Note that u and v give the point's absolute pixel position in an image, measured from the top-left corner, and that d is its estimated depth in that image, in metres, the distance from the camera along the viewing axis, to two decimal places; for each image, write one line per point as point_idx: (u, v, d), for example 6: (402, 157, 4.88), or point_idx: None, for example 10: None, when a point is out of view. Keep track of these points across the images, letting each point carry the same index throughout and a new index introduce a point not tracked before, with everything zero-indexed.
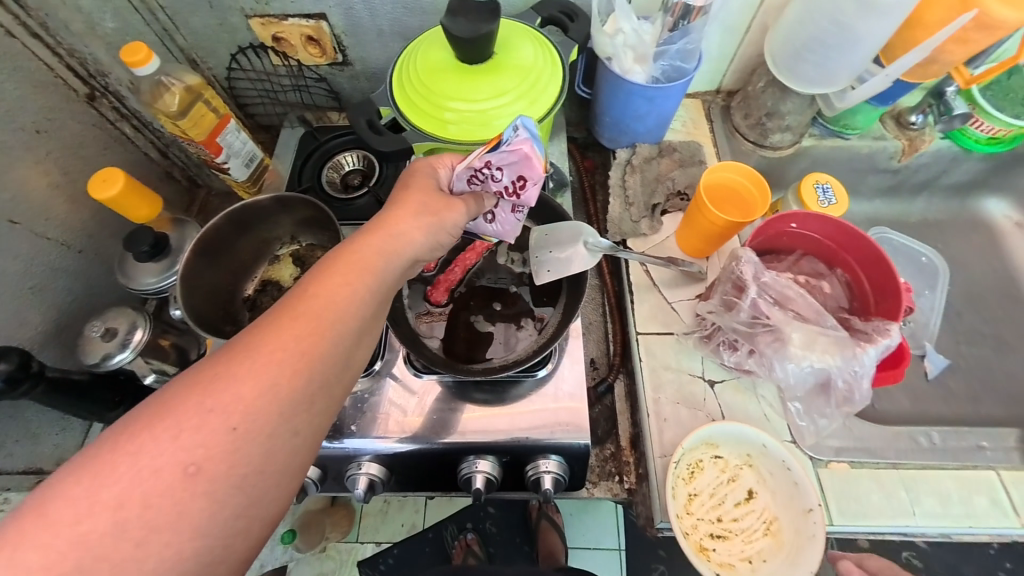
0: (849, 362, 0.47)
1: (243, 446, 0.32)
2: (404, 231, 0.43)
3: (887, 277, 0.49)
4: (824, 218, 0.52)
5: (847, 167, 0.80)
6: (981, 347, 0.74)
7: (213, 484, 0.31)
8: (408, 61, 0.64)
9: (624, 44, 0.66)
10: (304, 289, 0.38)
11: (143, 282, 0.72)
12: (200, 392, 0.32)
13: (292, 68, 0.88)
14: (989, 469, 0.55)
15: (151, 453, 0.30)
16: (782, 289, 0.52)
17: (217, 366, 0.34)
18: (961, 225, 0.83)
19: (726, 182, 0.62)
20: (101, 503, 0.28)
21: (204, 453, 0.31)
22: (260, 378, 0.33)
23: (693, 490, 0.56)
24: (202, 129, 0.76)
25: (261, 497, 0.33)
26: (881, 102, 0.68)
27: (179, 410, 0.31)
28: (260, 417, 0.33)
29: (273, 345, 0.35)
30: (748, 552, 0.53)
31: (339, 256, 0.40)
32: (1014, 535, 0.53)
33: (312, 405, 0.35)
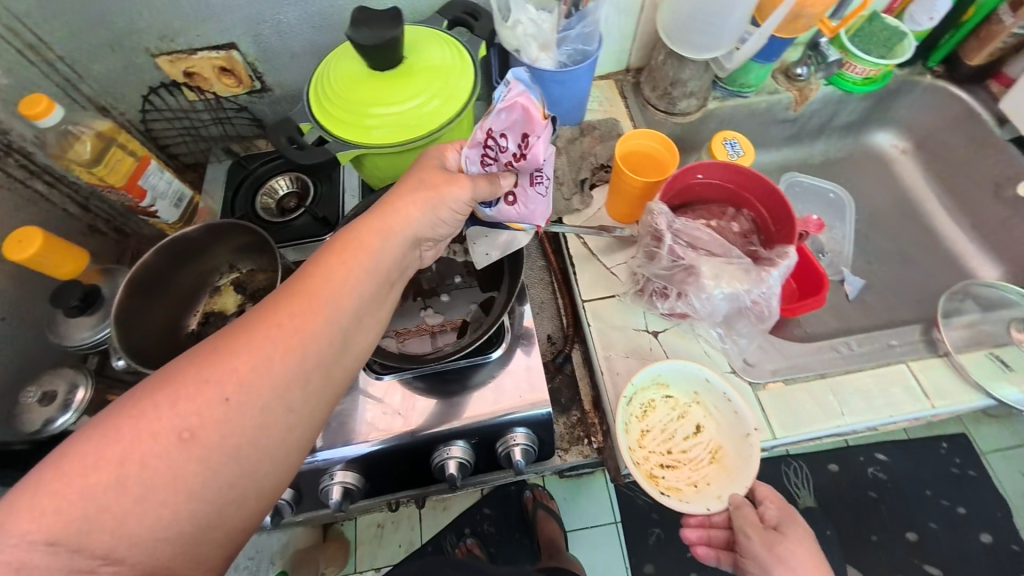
0: (758, 285, 0.54)
1: (239, 419, 0.34)
2: (415, 209, 0.45)
3: (782, 207, 0.55)
4: (723, 165, 0.57)
5: (752, 123, 0.87)
6: (889, 264, 0.83)
7: (208, 452, 0.33)
8: (322, 77, 0.66)
9: (528, 35, 0.69)
10: (307, 268, 0.40)
11: (77, 337, 0.69)
12: (205, 365, 0.34)
13: (209, 101, 0.87)
14: (901, 363, 0.62)
15: (155, 418, 0.32)
16: (692, 231, 0.56)
17: (219, 340, 0.36)
18: (857, 158, 0.93)
19: (640, 148, 0.67)
20: (108, 463, 0.31)
21: (202, 422, 0.33)
22: (258, 354, 0.36)
23: (646, 426, 0.60)
24: (121, 174, 0.74)
25: (254, 468, 0.35)
26: (766, 59, 0.75)
27: (186, 380, 0.34)
28: (257, 393, 0.35)
29: (275, 324, 0.37)
30: (695, 478, 0.57)
31: (346, 236, 0.42)
32: (927, 415, 0.59)
33: (308, 386, 0.38)
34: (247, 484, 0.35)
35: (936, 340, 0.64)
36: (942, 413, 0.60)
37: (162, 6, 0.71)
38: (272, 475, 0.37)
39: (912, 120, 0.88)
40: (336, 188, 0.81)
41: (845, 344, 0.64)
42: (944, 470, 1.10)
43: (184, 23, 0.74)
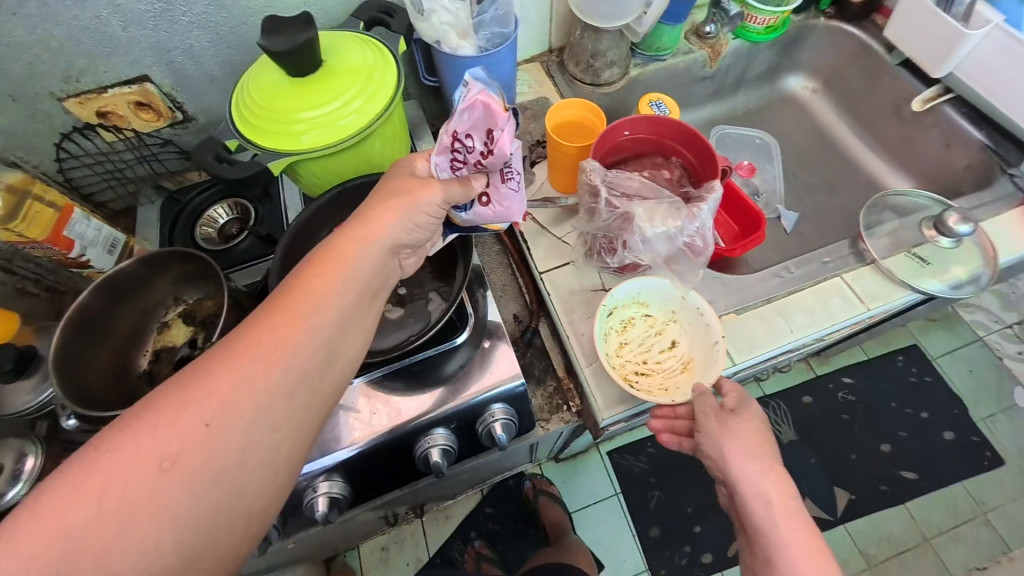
0: (690, 221, 0.59)
1: (221, 440, 0.36)
2: (379, 219, 0.46)
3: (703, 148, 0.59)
4: (646, 119, 0.61)
5: (674, 84, 0.91)
6: (816, 194, 0.91)
7: (190, 475, 0.35)
8: (242, 92, 0.64)
9: (445, 24, 0.70)
10: (284, 288, 0.42)
11: (15, 404, 0.65)
12: (186, 390, 0.36)
13: (130, 140, 0.83)
14: (835, 277, 0.67)
15: (140, 444, 0.34)
16: (625, 182, 0.61)
17: (198, 366, 0.38)
18: (776, 105, 0.99)
19: (568, 118, 0.70)
20: (93, 490, 0.33)
21: (183, 446, 0.35)
22: (236, 377, 0.37)
23: (625, 340, 0.65)
24: (43, 226, 0.71)
25: (240, 491, 0.36)
26: (674, 20, 0.80)
27: (171, 405, 0.36)
28: (239, 412, 0.37)
29: (253, 343, 0.39)
30: (666, 383, 0.61)
31: (320, 254, 0.44)
32: (866, 318, 0.66)
33: (289, 402, 0.39)
34: (231, 507, 0.36)
35: (863, 250, 0.69)
36: (878, 313, 0.66)
37: (61, 45, 0.68)
38: (250, 498, 0.37)
39: (816, 61, 0.95)
40: (278, 207, 0.80)
41: (786, 269, 0.68)
42: (903, 381, 1.18)
43: (88, 61, 0.71)
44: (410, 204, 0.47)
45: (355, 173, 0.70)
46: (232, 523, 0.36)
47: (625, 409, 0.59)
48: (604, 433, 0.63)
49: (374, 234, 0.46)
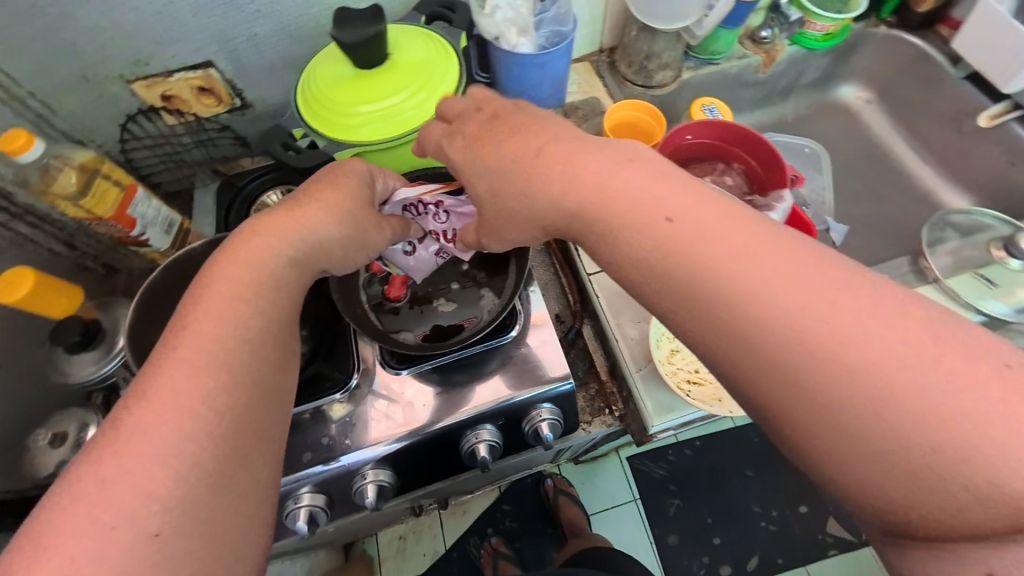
0: None
1: (189, 487, 0.34)
2: (230, 262, 0.43)
3: (771, 154, 0.57)
4: (710, 123, 0.59)
5: (726, 88, 0.90)
6: (865, 206, 0.91)
7: (171, 535, 0.32)
8: (307, 81, 0.66)
9: (506, 20, 0.71)
10: (198, 321, 0.39)
11: (82, 374, 0.67)
12: (123, 457, 0.33)
13: (190, 124, 0.85)
14: None
15: (88, 531, 0.30)
16: None
17: (124, 432, 0.34)
18: (826, 113, 0.98)
19: (623, 119, 0.70)
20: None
21: (150, 514, 0.32)
22: (183, 421, 0.35)
23: (678, 346, 0.63)
24: (109, 204, 0.73)
25: (237, 521, 0.35)
26: (732, 25, 0.78)
27: (102, 479, 0.32)
28: (195, 452, 0.35)
29: (182, 383, 0.36)
30: (719, 394, 0.61)
31: (224, 282, 0.41)
32: None
33: (250, 421, 0.38)
34: (225, 548, 0.34)
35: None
36: None
37: (134, 29, 0.70)
38: (238, 533, 0.35)
39: (871, 70, 0.93)
40: None
41: None
42: None
43: (157, 46, 0.73)
44: (357, 223, 0.48)
45: (411, 167, 0.71)
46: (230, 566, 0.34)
47: (674, 416, 0.59)
48: (652, 438, 0.61)
49: (300, 244, 0.45)
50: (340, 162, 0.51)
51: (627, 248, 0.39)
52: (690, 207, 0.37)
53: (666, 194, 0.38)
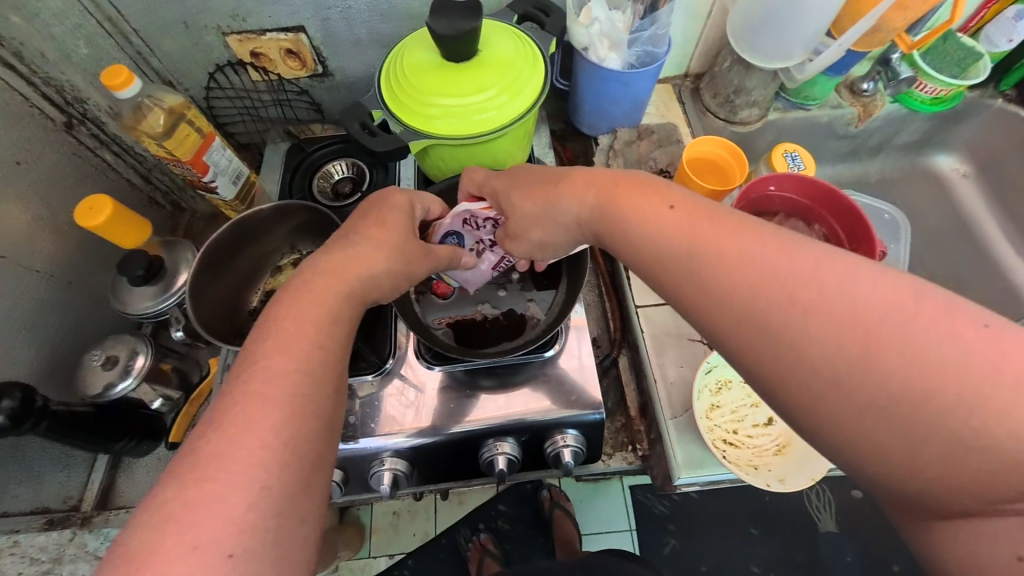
0: None
1: (262, 511, 0.35)
2: (295, 298, 0.46)
3: (859, 222, 0.54)
4: (798, 178, 0.57)
5: (812, 136, 0.86)
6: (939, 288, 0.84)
7: (246, 559, 0.34)
8: (394, 64, 0.66)
9: (600, 33, 0.69)
10: (268, 350, 0.42)
11: (139, 306, 0.72)
12: (203, 484, 0.35)
13: (272, 83, 0.87)
14: None
15: (173, 554, 0.32)
16: None
17: (203, 451, 0.37)
18: (912, 179, 0.92)
19: (704, 154, 0.67)
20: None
21: (228, 538, 0.34)
22: (254, 442, 0.37)
23: (718, 403, 0.63)
24: (188, 147, 0.75)
25: (297, 538, 0.37)
26: (835, 72, 0.75)
27: (184, 505, 0.34)
28: (265, 478, 0.36)
29: (255, 413, 0.38)
30: (756, 460, 0.58)
31: (291, 317, 0.44)
32: None
33: (312, 448, 0.40)
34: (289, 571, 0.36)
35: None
36: None
37: None
38: (299, 556, 0.37)
39: (976, 143, 0.87)
40: (391, 178, 0.82)
41: None
42: None
43: (255, 4, 0.73)
44: (405, 266, 0.53)
45: (477, 165, 0.71)
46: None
47: (705, 473, 0.57)
48: (674, 490, 0.59)
49: (356, 284, 0.49)
50: (392, 202, 0.56)
51: (684, 271, 0.37)
52: (758, 235, 0.35)
53: (736, 229, 0.36)
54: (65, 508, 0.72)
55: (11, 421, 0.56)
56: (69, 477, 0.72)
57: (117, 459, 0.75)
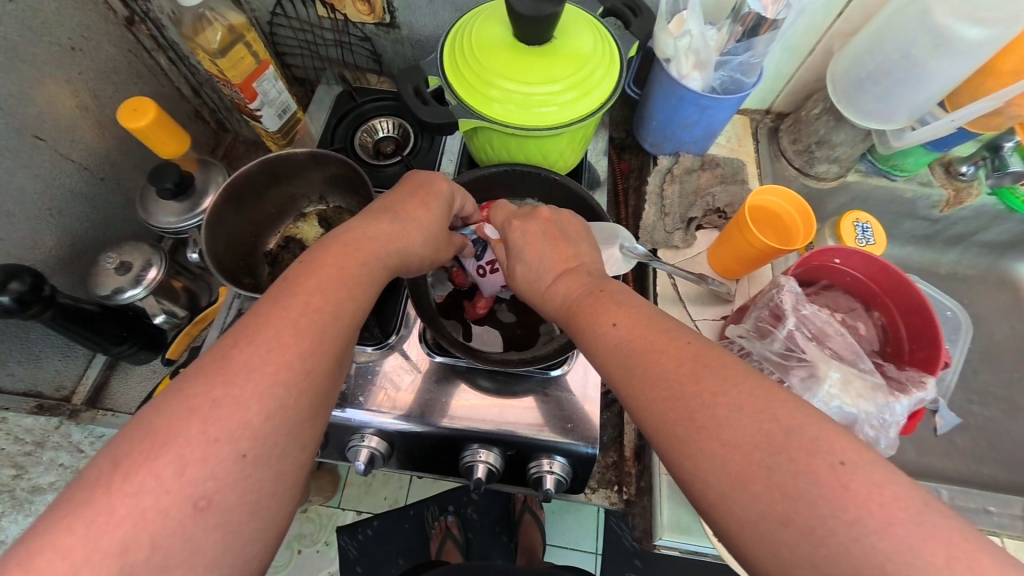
0: (881, 410, 0.43)
1: (276, 425, 0.36)
2: (341, 243, 0.46)
3: (927, 324, 0.48)
4: (869, 257, 0.51)
5: (887, 209, 0.80)
6: (992, 408, 0.77)
7: (255, 463, 0.34)
8: (463, 32, 0.62)
9: (688, 48, 0.63)
10: (307, 279, 0.42)
11: (162, 220, 0.71)
12: (229, 387, 0.35)
13: (337, 22, 0.83)
14: (995, 534, 0.61)
15: (194, 440, 0.33)
16: (821, 324, 0.48)
17: (229, 359, 0.37)
18: (987, 283, 0.85)
19: (768, 205, 0.62)
20: (160, 493, 0.31)
21: (243, 438, 0.34)
22: (278, 364, 0.37)
23: None
24: (240, 71, 0.72)
25: (298, 462, 0.37)
26: (936, 147, 0.68)
27: (210, 400, 0.35)
28: (285, 398, 0.36)
29: (287, 337, 0.38)
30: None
31: (333, 261, 0.44)
32: None
33: (327, 385, 0.40)
34: (282, 498, 0.36)
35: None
36: None
37: None
38: (296, 481, 0.37)
39: None
40: (436, 148, 0.79)
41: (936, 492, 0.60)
42: None
43: None
44: (436, 251, 0.52)
45: (526, 159, 0.67)
46: (280, 510, 0.36)
47: (689, 542, 0.54)
48: (650, 547, 0.56)
49: (394, 254, 0.48)
50: (434, 185, 0.53)
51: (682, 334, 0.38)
52: (697, 352, 0.36)
53: (687, 346, 0.37)
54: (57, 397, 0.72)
55: (17, 304, 0.55)
56: (66, 365, 0.73)
57: (115, 361, 0.76)
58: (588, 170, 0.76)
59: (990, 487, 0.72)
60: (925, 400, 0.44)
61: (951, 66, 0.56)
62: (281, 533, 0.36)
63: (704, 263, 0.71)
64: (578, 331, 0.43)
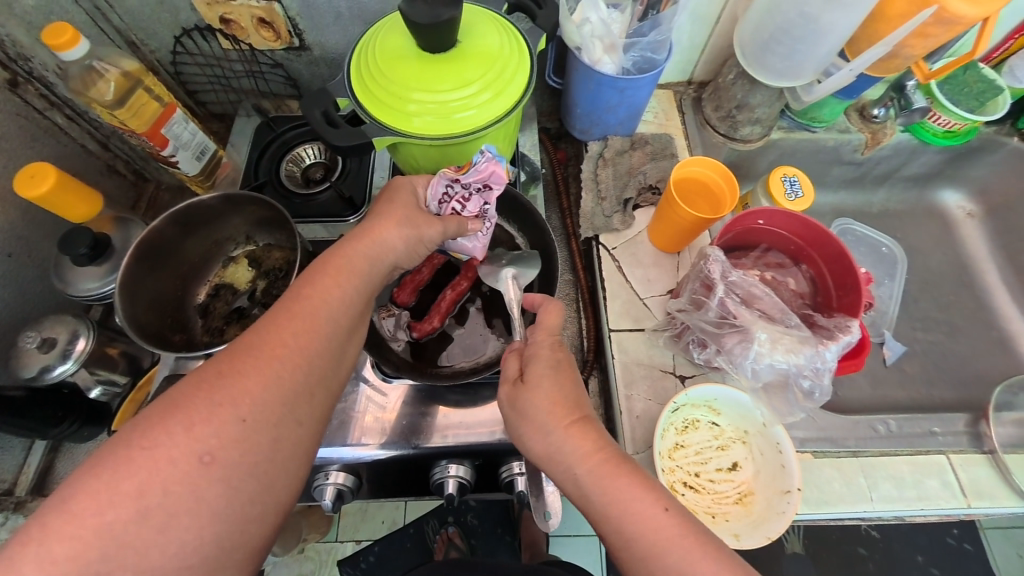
0: (812, 359, 0.51)
1: (273, 393, 0.37)
2: (337, 250, 0.46)
3: (848, 272, 0.54)
4: (788, 215, 0.57)
5: (815, 159, 0.83)
6: (935, 332, 0.82)
7: (255, 427, 0.36)
8: (366, 48, 0.60)
9: (593, 35, 0.63)
10: (299, 290, 0.42)
11: (83, 287, 0.67)
12: (234, 360, 0.38)
13: (244, 53, 0.80)
14: (941, 453, 0.63)
15: (200, 403, 0.35)
16: (748, 287, 0.55)
17: (224, 364, 0.37)
18: (918, 214, 0.91)
19: (695, 176, 0.64)
20: (169, 446, 0.33)
21: (243, 404, 0.36)
22: (276, 357, 0.38)
23: (682, 442, 0.59)
24: (144, 119, 0.68)
25: (273, 485, 0.37)
26: (846, 95, 0.70)
27: (217, 371, 0.37)
28: (282, 371, 0.38)
29: (286, 318, 0.40)
30: (714, 508, 0.55)
31: (331, 275, 0.44)
32: (960, 512, 0.60)
33: (323, 364, 0.41)
34: (246, 542, 0.35)
35: (982, 434, 0.65)
36: (976, 513, 0.60)
37: None
38: (289, 456, 0.38)
39: (984, 182, 0.85)
40: (366, 166, 0.77)
41: (884, 422, 0.65)
42: (942, 541, 1.08)
43: None
44: (416, 228, 0.48)
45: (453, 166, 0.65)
46: (277, 481, 0.37)
47: None
48: None
49: (379, 267, 0.47)
50: (392, 185, 0.51)
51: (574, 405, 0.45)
52: (583, 430, 0.43)
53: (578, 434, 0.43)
54: None
55: None
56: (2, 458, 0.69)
57: (57, 443, 0.72)
58: (524, 164, 0.74)
59: (940, 407, 0.76)
60: (851, 342, 0.51)
61: (843, 18, 0.58)
62: (261, 537, 0.36)
63: (645, 241, 0.71)
64: (531, 437, 0.44)
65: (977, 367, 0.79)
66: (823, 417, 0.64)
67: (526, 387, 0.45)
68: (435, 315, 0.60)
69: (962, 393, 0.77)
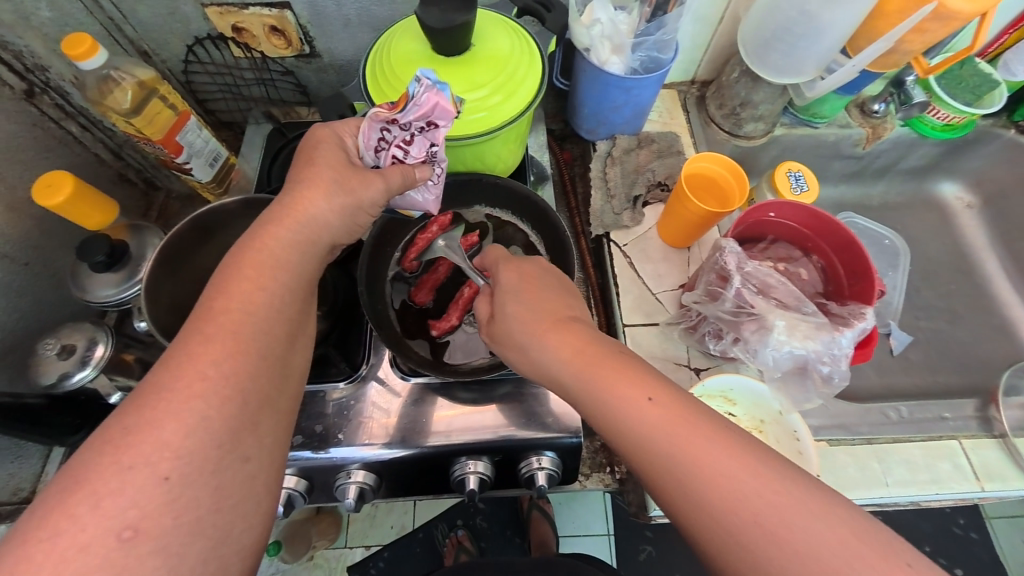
0: (828, 346, 0.52)
1: (201, 438, 0.34)
2: (243, 258, 0.43)
3: (860, 261, 0.56)
4: (796, 206, 0.58)
5: (816, 154, 0.85)
6: (938, 321, 0.83)
7: (184, 482, 0.33)
8: (380, 53, 0.61)
9: (601, 35, 0.65)
10: (209, 310, 0.39)
11: (100, 294, 0.68)
12: (143, 410, 0.34)
13: (255, 61, 0.81)
14: (953, 438, 0.64)
15: (106, 472, 0.31)
16: (763, 277, 0.56)
17: (129, 419, 0.34)
18: (917, 205, 0.93)
19: (703, 172, 0.65)
20: (79, 529, 0.30)
21: (162, 459, 0.33)
22: (193, 395, 0.35)
23: None
24: (159, 126, 0.69)
25: (229, 533, 0.34)
26: (847, 91, 0.72)
27: (123, 429, 0.33)
28: (205, 409, 0.35)
29: (199, 345, 0.37)
30: None
31: (242, 288, 0.41)
32: (974, 496, 0.61)
33: (261, 386, 0.38)
34: None
35: (991, 418, 0.66)
36: (989, 496, 0.61)
37: None
38: None
39: (982, 174, 0.87)
40: None
41: (895, 409, 0.66)
42: (949, 530, 1.09)
43: None
44: (351, 194, 0.48)
45: (465, 168, 0.66)
46: (236, 524, 0.35)
47: None
48: (648, 519, 0.62)
49: (308, 262, 0.46)
50: (314, 136, 0.50)
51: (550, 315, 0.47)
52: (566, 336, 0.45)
53: (555, 335, 0.45)
54: (15, 501, 0.70)
55: None
56: (21, 466, 0.69)
57: (74, 451, 0.73)
58: (533, 165, 0.76)
59: (947, 394, 0.77)
60: (866, 329, 0.52)
61: (844, 15, 0.59)
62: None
63: (654, 238, 0.72)
64: (520, 358, 0.47)
65: (981, 353, 0.80)
66: (835, 405, 0.65)
67: (499, 309, 0.50)
68: (453, 312, 0.61)
69: (969, 380, 0.78)
